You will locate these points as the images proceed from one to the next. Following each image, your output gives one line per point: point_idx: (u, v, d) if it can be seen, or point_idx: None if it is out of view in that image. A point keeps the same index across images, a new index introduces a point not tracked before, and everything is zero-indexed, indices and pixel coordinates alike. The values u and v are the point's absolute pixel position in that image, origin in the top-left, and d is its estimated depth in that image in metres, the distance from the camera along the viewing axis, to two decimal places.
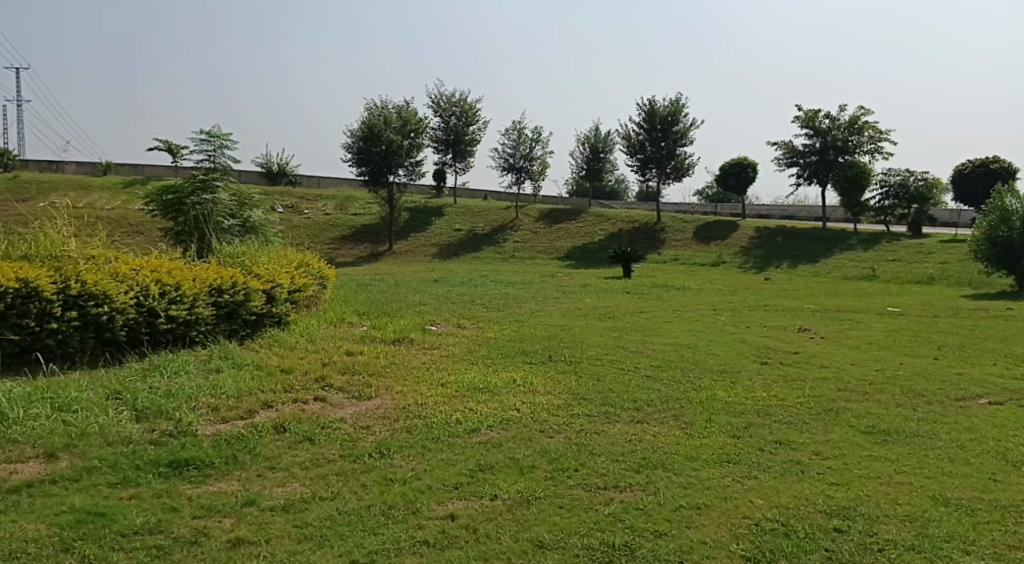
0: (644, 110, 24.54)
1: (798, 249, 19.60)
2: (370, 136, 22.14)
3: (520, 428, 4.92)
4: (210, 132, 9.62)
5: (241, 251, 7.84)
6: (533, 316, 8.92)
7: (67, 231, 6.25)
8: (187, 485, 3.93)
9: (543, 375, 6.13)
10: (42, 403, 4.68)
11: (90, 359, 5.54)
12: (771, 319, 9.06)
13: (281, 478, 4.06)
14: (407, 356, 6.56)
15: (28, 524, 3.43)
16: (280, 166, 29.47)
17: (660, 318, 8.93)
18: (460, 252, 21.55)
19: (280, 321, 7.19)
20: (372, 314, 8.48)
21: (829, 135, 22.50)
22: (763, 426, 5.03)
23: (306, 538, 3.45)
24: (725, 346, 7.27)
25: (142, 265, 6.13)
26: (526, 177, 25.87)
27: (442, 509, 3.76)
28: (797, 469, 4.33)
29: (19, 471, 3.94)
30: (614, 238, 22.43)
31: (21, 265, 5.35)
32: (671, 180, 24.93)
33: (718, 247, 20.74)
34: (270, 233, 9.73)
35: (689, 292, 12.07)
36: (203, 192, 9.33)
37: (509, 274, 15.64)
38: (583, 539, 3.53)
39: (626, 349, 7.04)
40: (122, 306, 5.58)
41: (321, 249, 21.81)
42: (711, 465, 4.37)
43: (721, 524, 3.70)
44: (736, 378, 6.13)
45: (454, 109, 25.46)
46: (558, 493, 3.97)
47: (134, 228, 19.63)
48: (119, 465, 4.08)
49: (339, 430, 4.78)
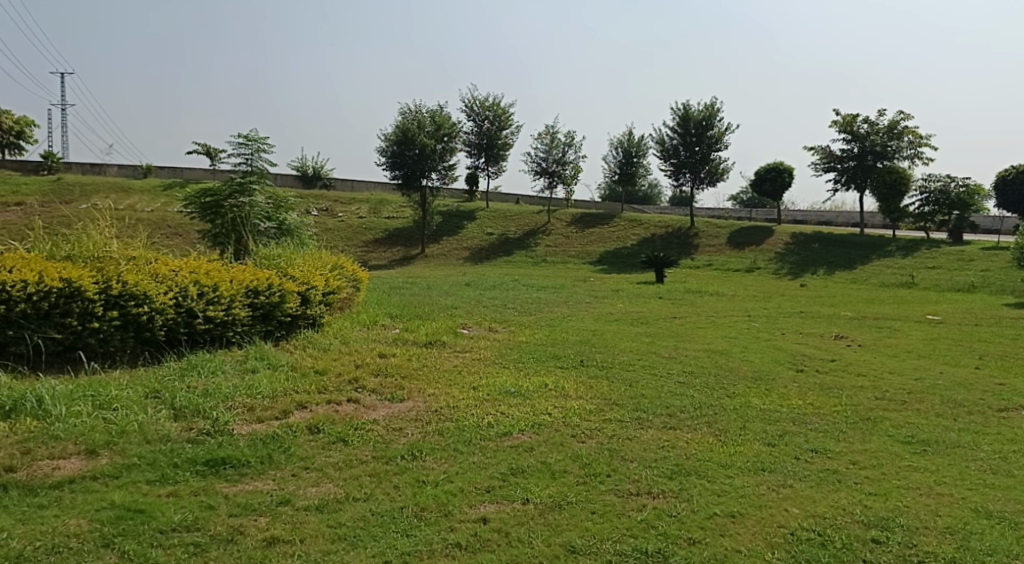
0: (678, 114, 24.38)
1: (834, 256, 19.35)
2: (404, 140, 22.28)
3: (551, 432, 4.91)
4: (247, 135, 9.73)
5: (277, 253, 7.94)
6: (565, 320, 8.93)
7: (108, 233, 6.38)
8: (223, 484, 3.98)
9: (575, 380, 6.11)
10: (83, 401, 4.77)
11: (130, 358, 5.64)
12: (807, 326, 8.95)
13: (315, 478, 4.10)
14: (438, 359, 6.60)
15: (70, 519, 3.50)
16: (315, 169, 29.82)
17: (693, 324, 8.87)
18: (492, 256, 21.62)
19: (315, 323, 7.27)
20: (404, 317, 8.55)
21: (868, 139, 22.16)
22: (799, 434, 4.97)
23: (340, 538, 3.47)
24: (759, 353, 7.22)
25: (180, 267, 6.24)
26: (558, 181, 25.86)
27: (474, 512, 3.77)
28: (833, 479, 4.28)
29: (61, 467, 4.02)
30: (646, 243, 22.34)
31: (65, 265, 5.47)
32: (705, 185, 24.77)
33: (752, 252, 20.54)
34: (303, 235, 9.93)
35: (724, 298, 12.00)
36: (240, 194, 9.46)
37: (541, 278, 15.65)
38: (615, 544, 3.51)
39: (658, 354, 7.00)
40: (161, 306, 5.68)
41: (354, 252, 22.03)
42: (746, 473, 4.32)
43: (756, 533, 3.66)
44: (771, 385, 6.07)
45: (487, 113, 25.53)
46: (590, 498, 3.96)
47: (174, 231, 19.99)
48: (157, 462, 4.14)
49: (372, 432, 4.82)
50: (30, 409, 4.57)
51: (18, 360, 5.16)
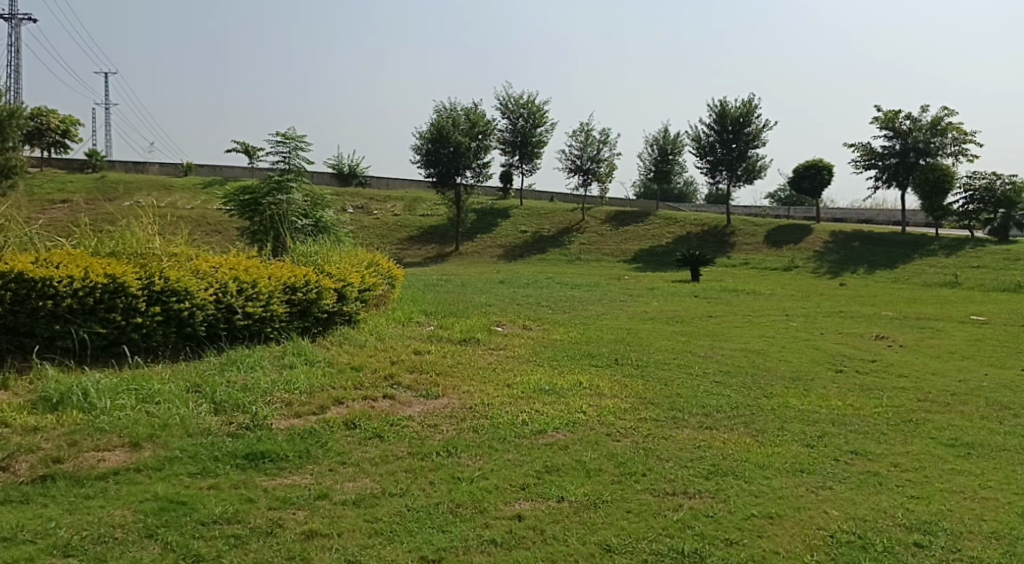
0: (714, 112, 24.16)
1: (876, 255, 19.01)
2: (438, 138, 22.37)
3: (586, 431, 4.90)
4: (286, 134, 9.85)
5: (314, 251, 8.01)
6: (600, 319, 8.90)
7: (151, 230, 6.52)
8: (263, 478, 4.04)
9: (611, 378, 6.10)
10: (127, 394, 4.86)
11: (172, 353, 5.76)
12: (846, 326, 8.81)
13: (352, 473, 4.14)
14: (473, 356, 6.62)
15: (115, 510, 3.58)
16: (351, 168, 30.06)
17: (730, 323, 8.78)
18: (526, 254, 21.60)
19: (350, 319, 7.35)
20: (439, 314, 8.57)
21: (910, 136, 21.74)
22: (839, 435, 4.90)
23: (377, 533, 3.50)
24: (797, 353, 7.13)
25: (220, 263, 6.33)
26: (592, 179, 25.76)
27: (510, 509, 3.78)
28: (874, 481, 4.21)
29: (106, 459, 4.11)
30: (682, 241, 22.15)
31: (110, 261, 5.59)
32: (741, 182, 24.50)
33: (790, 251, 20.26)
34: (340, 232, 10.02)
35: (761, 297, 11.86)
36: (278, 192, 9.58)
37: (576, 276, 15.62)
38: (652, 544, 3.50)
39: (694, 354, 6.95)
40: (202, 302, 5.80)
41: (390, 250, 22.17)
42: (785, 474, 4.28)
43: (795, 535, 3.62)
44: (809, 386, 6.00)
45: (522, 111, 25.54)
46: (626, 497, 3.94)
47: (213, 228, 20.28)
48: (199, 456, 4.22)
49: (408, 428, 4.85)
50: (77, 402, 4.67)
51: (64, 353, 5.27)
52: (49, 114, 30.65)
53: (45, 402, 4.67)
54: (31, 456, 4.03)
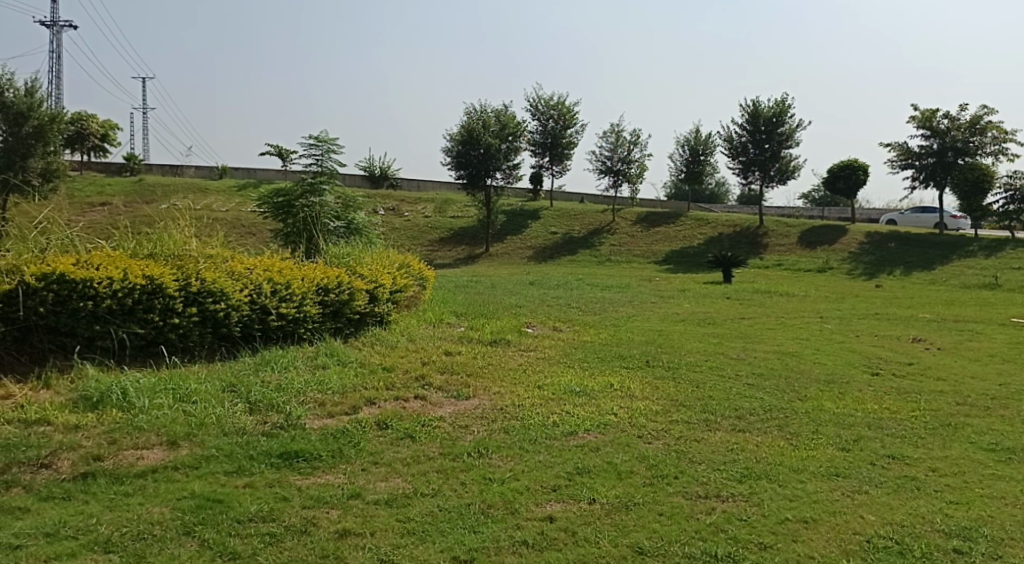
0: (747, 111, 23.96)
1: (912, 256, 18.70)
2: (468, 140, 22.45)
3: (617, 433, 4.88)
4: (318, 136, 9.95)
5: (346, 252, 8.10)
6: (631, 321, 8.86)
7: (188, 232, 6.65)
8: (297, 476, 4.09)
9: (642, 380, 6.08)
10: (164, 394, 4.95)
11: (208, 353, 5.86)
12: (882, 327, 8.71)
13: (384, 473, 4.17)
14: (504, 357, 6.64)
15: (154, 507, 3.64)
16: (382, 170, 30.25)
17: (762, 324, 8.71)
18: (556, 255, 21.61)
19: (382, 320, 7.41)
20: (469, 316, 8.60)
21: (948, 135, 21.34)
22: (875, 439, 4.84)
23: (408, 532, 3.53)
24: (831, 355, 7.03)
25: (255, 265, 6.44)
26: (623, 180, 25.67)
27: (541, 510, 3.78)
28: (911, 486, 4.14)
29: (144, 457, 4.19)
30: (713, 242, 21.98)
31: (148, 263, 5.70)
32: (774, 183, 24.21)
33: (824, 252, 20.01)
34: (371, 234, 10.13)
35: (795, 298, 11.76)
36: (311, 194, 9.69)
37: (607, 278, 15.57)
38: (684, 547, 3.47)
39: (726, 355, 6.90)
40: (238, 303, 5.89)
41: (420, 251, 22.32)
42: (819, 478, 4.22)
43: (830, 539, 3.58)
44: (845, 389, 5.92)
45: (552, 112, 25.54)
46: (657, 499, 3.93)
47: (247, 230, 20.57)
48: (234, 455, 4.28)
49: (439, 428, 4.87)
50: (116, 401, 4.77)
51: (104, 353, 5.37)
52: (89, 119, 31.35)
53: (86, 401, 4.77)
54: (73, 453, 4.12)
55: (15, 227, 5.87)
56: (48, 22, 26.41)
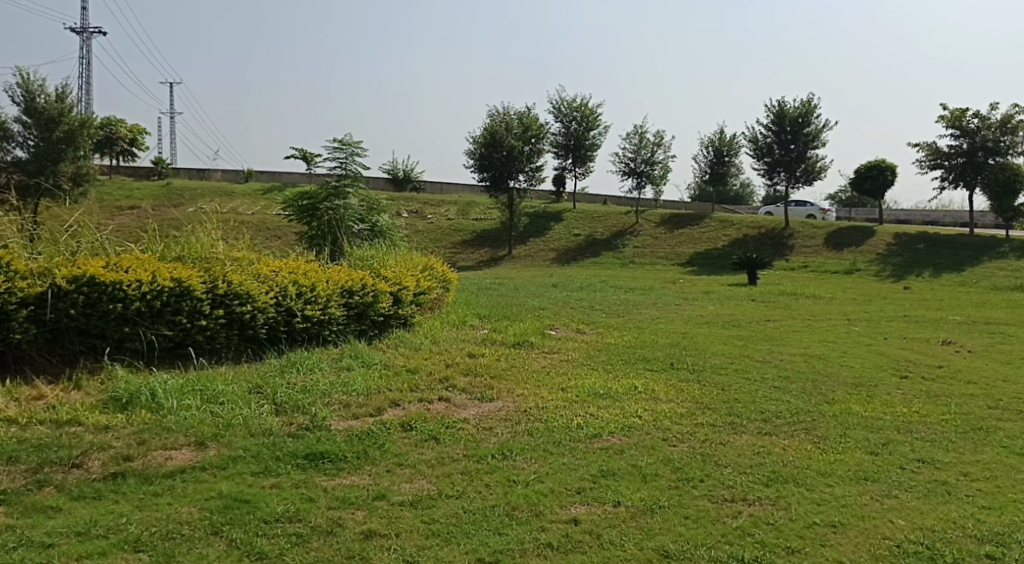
0: (773, 112, 23.79)
1: (942, 257, 18.45)
2: (492, 142, 22.49)
3: (642, 436, 4.86)
4: (342, 140, 10.01)
5: (370, 255, 8.15)
6: (655, 322, 8.83)
7: (215, 235, 6.73)
8: (323, 477, 4.11)
9: (666, 382, 6.05)
10: (193, 395, 5.01)
11: (234, 355, 5.92)
12: (911, 330, 8.60)
13: (409, 474, 4.19)
14: (528, 359, 6.65)
15: (182, 507, 3.68)
16: (405, 172, 30.36)
17: (789, 327, 8.62)
18: (579, 257, 21.57)
19: (406, 322, 7.44)
20: (492, 318, 8.62)
21: (979, 135, 21.02)
22: (904, 443, 4.77)
23: (433, 534, 3.53)
24: (859, 358, 6.94)
25: (281, 267, 6.51)
26: (646, 181, 25.57)
27: (566, 513, 3.77)
28: (942, 491, 4.08)
29: (173, 457, 4.24)
30: (738, 244, 21.83)
31: (176, 265, 5.78)
32: (800, 184, 23.98)
33: (851, 254, 19.79)
34: (395, 236, 10.19)
35: (822, 300, 11.65)
36: (335, 197, 9.76)
37: (631, 280, 15.52)
38: (710, 551, 3.45)
39: (752, 358, 6.85)
40: (264, 305, 5.96)
41: (443, 254, 22.38)
42: (847, 482, 4.17)
43: (859, 544, 3.53)
44: (873, 392, 5.84)
45: (575, 114, 25.49)
46: (683, 502, 3.90)
47: (273, 233, 20.75)
48: (261, 455, 4.32)
49: (463, 430, 4.88)
50: (145, 402, 4.83)
51: (133, 354, 5.44)
52: (117, 124, 31.87)
53: (116, 401, 4.83)
54: (103, 454, 4.17)
55: (47, 231, 5.96)
56: (79, 28, 26.82)
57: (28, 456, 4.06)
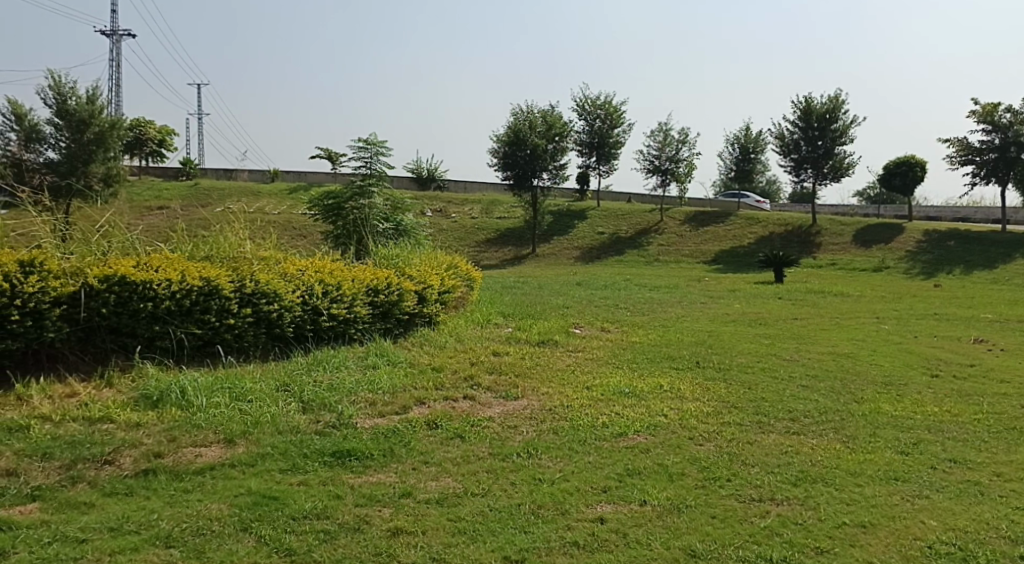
0: (799, 108, 23.57)
1: (974, 255, 18.15)
2: (515, 141, 22.51)
3: (668, 435, 4.83)
4: (367, 140, 10.07)
5: (395, 254, 8.19)
6: (680, 321, 8.79)
7: (242, 235, 6.80)
8: (350, 475, 4.14)
9: (692, 381, 6.01)
10: (221, 392, 5.06)
11: (262, 353, 5.99)
12: (942, 328, 8.47)
13: (435, 472, 4.20)
14: (553, 358, 6.65)
15: (212, 503, 3.73)
16: (429, 171, 30.45)
17: (817, 325, 8.52)
18: (603, 256, 21.50)
19: (430, 321, 7.47)
20: (516, 316, 8.63)
21: (1011, 130, 20.62)
22: (935, 442, 4.71)
23: (460, 532, 3.55)
24: (888, 357, 6.86)
25: (307, 265, 6.57)
26: (671, 179, 25.43)
27: (592, 511, 3.77)
28: (975, 491, 4.02)
29: (203, 454, 4.29)
30: (764, 242, 21.65)
31: (204, 265, 5.84)
32: (828, 181, 23.70)
33: (880, 251, 19.54)
34: (419, 235, 10.23)
35: (851, 298, 11.52)
36: (360, 197, 9.82)
37: (655, 278, 15.46)
38: (738, 551, 3.43)
39: (778, 357, 6.78)
40: (290, 304, 6.01)
41: (467, 252, 22.42)
42: (877, 482, 4.12)
43: (889, 545, 3.49)
44: (903, 391, 5.78)
45: (598, 112, 25.43)
46: (710, 502, 3.88)
47: (299, 233, 20.91)
48: (289, 452, 4.36)
49: (488, 428, 4.90)
50: (175, 399, 4.89)
51: (163, 353, 5.51)
52: (146, 126, 32.35)
53: (146, 399, 4.91)
54: (135, 450, 4.24)
55: (78, 231, 6.05)
56: (108, 31, 27.21)
57: (62, 452, 4.14)
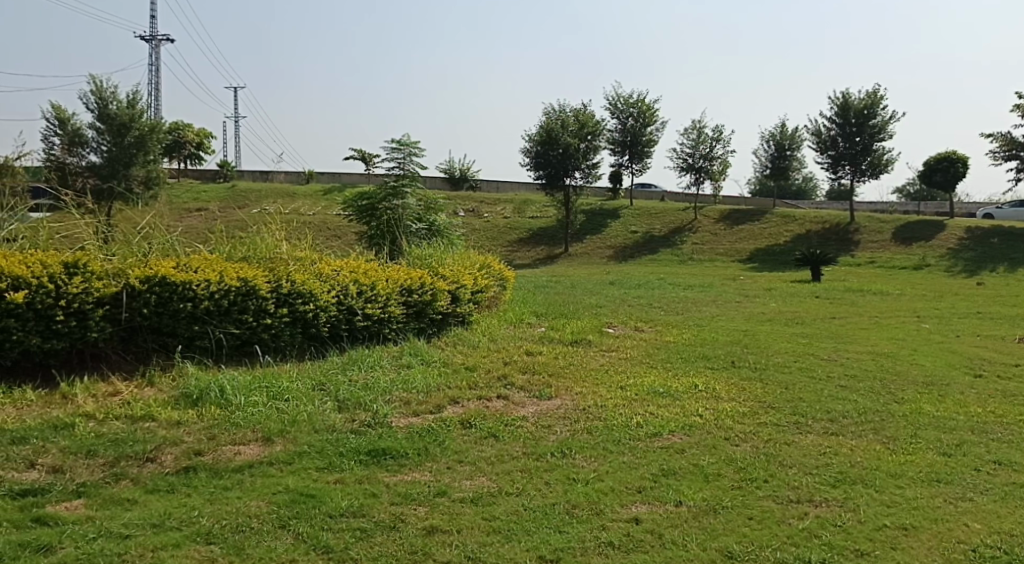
0: (836, 104, 23.21)
1: (1019, 252, 17.72)
2: (548, 140, 22.50)
3: (704, 435, 4.79)
4: (400, 140, 10.13)
5: (428, 254, 8.23)
6: (715, 320, 8.72)
7: (279, 236, 6.90)
8: (386, 473, 4.17)
9: (727, 381, 5.95)
10: (260, 391, 5.14)
11: (299, 352, 6.06)
12: (985, 327, 8.27)
13: (469, 471, 4.22)
14: (586, 357, 6.64)
15: (250, 501, 3.78)
16: (461, 171, 30.56)
17: (856, 325, 8.40)
18: (637, 255, 21.37)
19: (463, 321, 7.49)
20: (550, 316, 8.63)
21: None
22: (979, 444, 4.60)
23: (494, 531, 3.55)
24: (929, 356, 6.72)
25: (342, 266, 6.64)
26: (705, 177, 25.21)
27: (627, 512, 3.75)
28: (1020, 494, 3.92)
29: (241, 452, 4.36)
30: (801, 240, 21.36)
31: (242, 265, 5.94)
32: (866, 178, 23.29)
33: (921, 249, 19.17)
34: (451, 235, 10.27)
35: (892, 297, 11.31)
36: (394, 197, 9.89)
37: (690, 277, 15.36)
38: (776, 552, 3.39)
39: (816, 357, 6.68)
40: (326, 304, 6.08)
41: (500, 252, 22.48)
42: (919, 483, 4.05)
43: (932, 547, 3.42)
44: (945, 391, 5.66)
45: (631, 110, 25.30)
46: (747, 503, 3.84)
47: (333, 234, 21.13)
48: (325, 451, 4.41)
49: (523, 428, 4.90)
50: (214, 398, 4.97)
51: (203, 352, 5.60)
52: (185, 129, 32.96)
53: (186, 398, 5.00)
54: (176, 448, 4.32)
55: (120, 233, 6.18)
56: (149, 36, 27.81)
57: (106, 450, 4.23)
